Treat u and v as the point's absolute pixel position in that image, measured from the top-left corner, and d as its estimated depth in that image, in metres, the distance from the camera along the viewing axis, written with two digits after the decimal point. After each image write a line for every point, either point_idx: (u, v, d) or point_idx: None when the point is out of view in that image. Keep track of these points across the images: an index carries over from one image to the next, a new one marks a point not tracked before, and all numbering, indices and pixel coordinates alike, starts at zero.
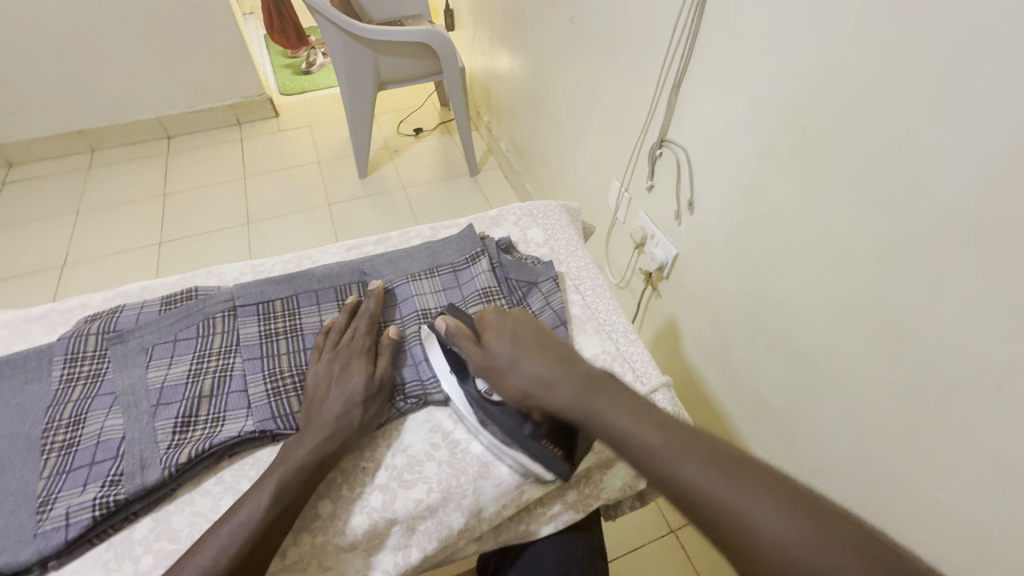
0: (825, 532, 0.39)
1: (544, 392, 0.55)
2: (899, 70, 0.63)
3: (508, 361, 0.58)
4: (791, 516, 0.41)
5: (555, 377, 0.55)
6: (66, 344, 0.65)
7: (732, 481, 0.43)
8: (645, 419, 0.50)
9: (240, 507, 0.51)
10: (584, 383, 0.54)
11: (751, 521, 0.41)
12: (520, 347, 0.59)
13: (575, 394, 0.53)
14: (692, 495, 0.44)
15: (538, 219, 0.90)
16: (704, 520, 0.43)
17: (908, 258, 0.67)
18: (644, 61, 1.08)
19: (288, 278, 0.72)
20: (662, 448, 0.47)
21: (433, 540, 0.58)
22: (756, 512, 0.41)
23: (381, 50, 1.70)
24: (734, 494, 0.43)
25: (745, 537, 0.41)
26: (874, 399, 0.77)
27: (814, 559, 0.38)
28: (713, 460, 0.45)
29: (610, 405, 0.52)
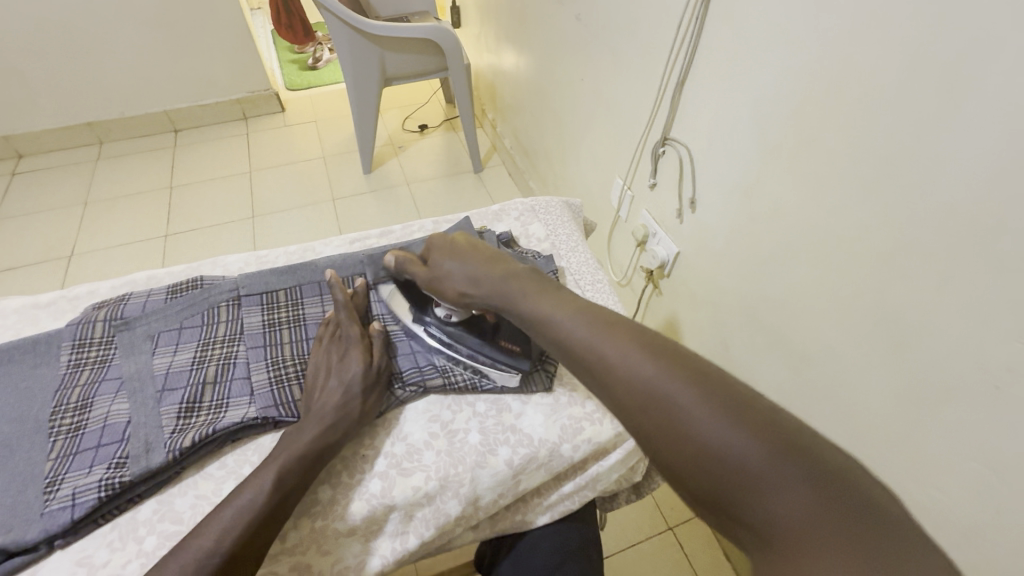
0: (714, 395, 0.39)
1: (474, 291, 0.61)
2: (903, 70, 0.63)
3: (446, 271, 0.64)
4: (689, 384, 0.40)
5: (486, 280, 0.60)
6: (74, 331, 0.66)
7: (636, 353, 0.44)
8: (569, 307, 0.52)
9: (242, 492, 0.52)
10: (517, 287, 0.57)
11: (646, 388, 0.41)
12: (457, 256, 0.64)
13: (498, 286, 0.58)
14: (598, 368, 0.45)
15: (539, 215, 0.91)
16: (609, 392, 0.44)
17: (908, 256, 0.68)
18: (649, 60, 1.09)
19: (292, 269, 0.74)
20: (578, 330, 0.48)
21: (430, 527, 0.58)
22: (652, 378, 0.41)
23: (387, 46, 1.71)
24: (642, 369, 0.42)
25: (637, 399, 0.42)
26: (873, 397, 0.78)
27: (706, 416, 0.38)
28: (625, 336, 0.46)
29: (530, 293, 0.55)
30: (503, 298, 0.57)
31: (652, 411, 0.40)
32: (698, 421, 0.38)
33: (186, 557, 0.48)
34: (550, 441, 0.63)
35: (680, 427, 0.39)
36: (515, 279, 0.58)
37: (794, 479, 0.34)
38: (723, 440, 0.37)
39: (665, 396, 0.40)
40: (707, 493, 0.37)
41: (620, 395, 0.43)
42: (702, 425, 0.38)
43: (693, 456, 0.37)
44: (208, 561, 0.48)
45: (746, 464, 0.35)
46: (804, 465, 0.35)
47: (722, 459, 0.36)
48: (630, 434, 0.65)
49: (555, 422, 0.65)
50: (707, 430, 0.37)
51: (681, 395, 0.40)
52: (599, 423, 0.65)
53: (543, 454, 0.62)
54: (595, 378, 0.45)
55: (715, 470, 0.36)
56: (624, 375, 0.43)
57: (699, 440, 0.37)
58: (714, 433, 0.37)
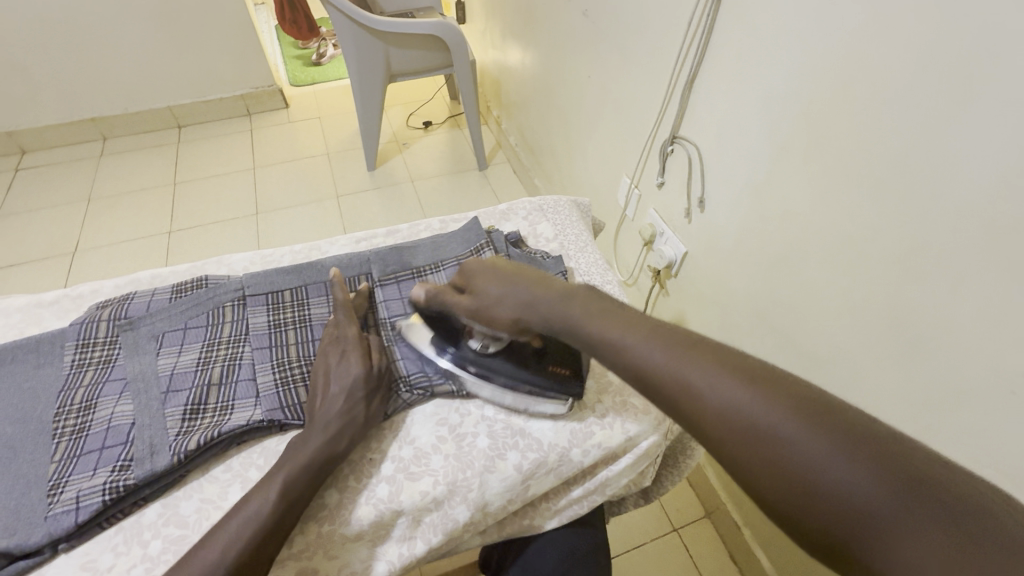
0: (821, 425, 0.36)
1: (531, 314, 0.54)
2: (920, 68, 0.62)
3: (493, 296, 0.57)
4: (789, 414, 0.37)
5: (541, 300, 0.54)
6: (78, 330, 0.66)
7: (725, 380, 0.40)
8: (638, 327, 0.47)
9: (250, 499, 0.52)
10: (579, 305, 0.52)
11: (741, 419, 0.38)
12: (503, 278, 0.58)
13: (558, 309, 0.52)
14: (680, 396, 0.42)
15: (548, 214, 0.90)
16: (699, 421, 0.40)
17: (924, 259, 0.66)
18: (658, 57, 1.07)
19: (298, 269, 0.73)
20: (652, 352, 0.44)
21: (438, 533, 0.58)
22: (746, 409, 0.38)
23: (391, 42, 1.70)
24: (736, 398, 0.39)
25: (731, 432, 0.39)
26: (885, 402, 0.76)
27: (817, 452, 0.35)
28: (708, 360, 0.42)
29: (595, 316, 0.50)
30: (566, 322, 0.51)
31: (750, 447, 0.38)
32: (809, 457, 0.35)
33: (193, 569, 0.48)
34: (560, 445, 0.62)
35: (786, 464, 0.36)
36: (573, 299, 0.52)
37: (920, 518, 0.32)
38: (836, 478, 0.34)
39: (765, 431, 0.37)
40: (818, 533, 0.35)
41: (709, 428, 0.40)
42: (813, 462, 0.35)
43: (807, 497, 0.35)
44: (215, 571, 0.48)
45: (866, 504, 0.33)
46: (929, 501, 0.32)
47: (838, 499, 0.34)
48: (640, 438, 0.64)
49: (565, 425, 0.64)
50: (817, 467, 0.35)
51: (783, 428, 0.37)
52: (609, 427, 0.64)
53: (552, 459, 0.61)
54: (678, 407, 0.42)
55: (828, 511, 0.34)
56: (715, 406, 0.40)
57: (808, 478, 0.35)
58: (826, 471, 0.35)
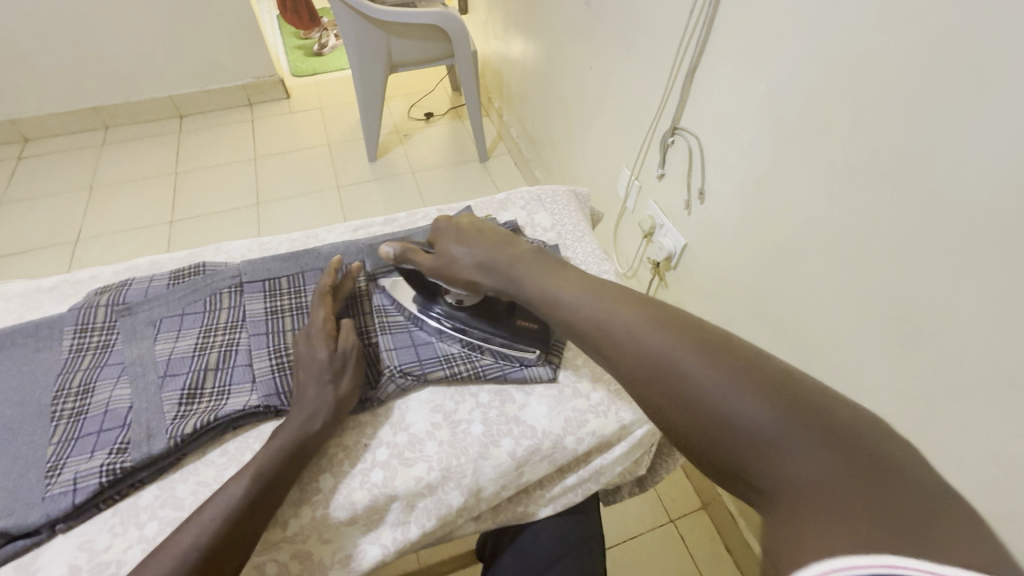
0: (719, 358, 0.39)
1: (484, 280, 0.61)
2: (925, 58, 0.61)
3: (452, 257, 0.63)
4: (693, 350, 0.40)
5: (494, 260, 0.60)
6: (77, 315, 0.66)
7: (647, 325, 0.44)
8: (573, 285, 0.52)
9: (222, 489, 0.52)
10: (525, 270, 0.57)
11: (654, 354, 0.42)
12: (463, 243, 0.63)
13: (507, 272, 0.58)
14: (609, 344, 0.45)
15: (545, 204, 0.90)
16: (618, 360, 0.44)
17: (924, 251, 0.66)
18: (661, 47, 1.06)
19: (296, 256, 0.73)
20: (583, 307, 0.49)
21: (432, 518, 0.58)
22: (664, 352, 0.41)
23: (394, 32, 1.69)
24: (650, 338, 0.43)
25: (645, 370, 0.42)
26: (880, 393, 0.77)
27: (713, 381, 0.38)
28: (632, 311, 0.46)
29: (538, 276, 0.56)
30: (512, 283, 0.58)
31: (663, 386, 0.40)
32: (706, 386, 0.38)
33: (167, 556, 0.48)
34: (554, 433, 0.62)
35: (692, 399, 0.38)
36: (522, 263, 0.58)
37: (807, 439, 0.33)
38: (734, 406, 0.36)
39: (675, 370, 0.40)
40: (723, 463, 0.36)
41: (632, 371, 0.43)
42: (710, 389, 0.37)
43: (702, 423, 0.37)
44: (188, 556, 0.48)
45: (755, 425, 0.35)
46: (816, 423, 0.34)
47: (735, 426, 0.36)
48: (635, 427, 0.64)
49: (560, 413, 0.64)
50: (717, 397, 0.37)
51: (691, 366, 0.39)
52: (603, 415, 0.64)
53: (546, 447, 0.61)
54: (608, 352, 0.46)
55: (728, 439, 0.36)
56: (632, 346, 0.43)
57: (709, 408, 0.37)
58: (724, 398, 0.37)
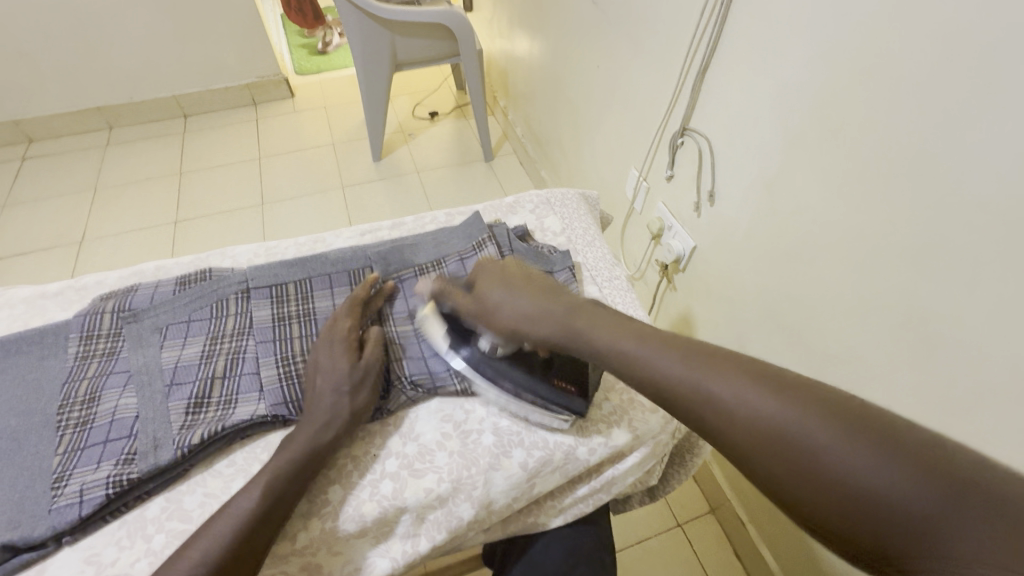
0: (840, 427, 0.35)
1: (532, 329, 0.56)
2: (942, 60, 0.59)
3: (494, 303, 0.59)
4: (806, 418, 0.37)
5: (540, 309, 0.56)
6: (82, 322, 0.65)
7: (743, 387, 0.40)
8: (641, 336, 0.49)
9: (233, 500, 0.51)
10: (584, 317, 0.54)
11: (761, 422, 0.38)
12: (507, 287, 0.60)
13: (559, 320, 0.54)
14: (699, 407, 0.42)
15: (555, 207, 0.88)
16: (717, 428, 0.41)
17: (941, 258, 0.64)
18: (670, 46, 1.04)
19: (302, 262, 0.72)
20: (662, 361, 0.46)
21: (442, 530, 0.57)
22: (765, 416, 0.38)
23: (397, 31, 1.67)
24: (752, 403, 0.39)
25: (751, 440, 0.39)
26: (896, 401, 0.75)
27: (839, 456, 0.34)
28: (717, 368, 0.43)
29: (595, 326, 0.52)
30: (567, 332, 0.54)
31: (777, 456, 0.37)
32: (832, 459, 0.35)
33: (175, 570, 0.47)
34: (566, 443, 0.61)
35: (814, 471, 0.35)
36: (577, 314, 0.54)
37: (953, 504, 0.30)
38: (862, 475, 0.33)
39: (786, 438, 0.37)
40: (860, 540, 0.33)
41: (736, 440, 0.40)
42: (836, 463, 0.34)
43: (838, 503, 0.34)
44: (196, 571, 0.47)
45: (897, 502, 0.32)
46: (957, 483, 0.31)
47: (871, 499, 0.33)
48: (648, 437, 0.63)
49: (572, 423, 0.63)
50: (842, 466, 0.34)
51: (803, 434, 0.36)
52: (615, 425, 0.63)
53: (558, 457, 0.60)
54: (701, 417, 0.42)
55: (864, 514, 0.33)
56: (733, 413, 0.40)
57: (836, 479, 0.34)
58: (852, 468, 0.34)
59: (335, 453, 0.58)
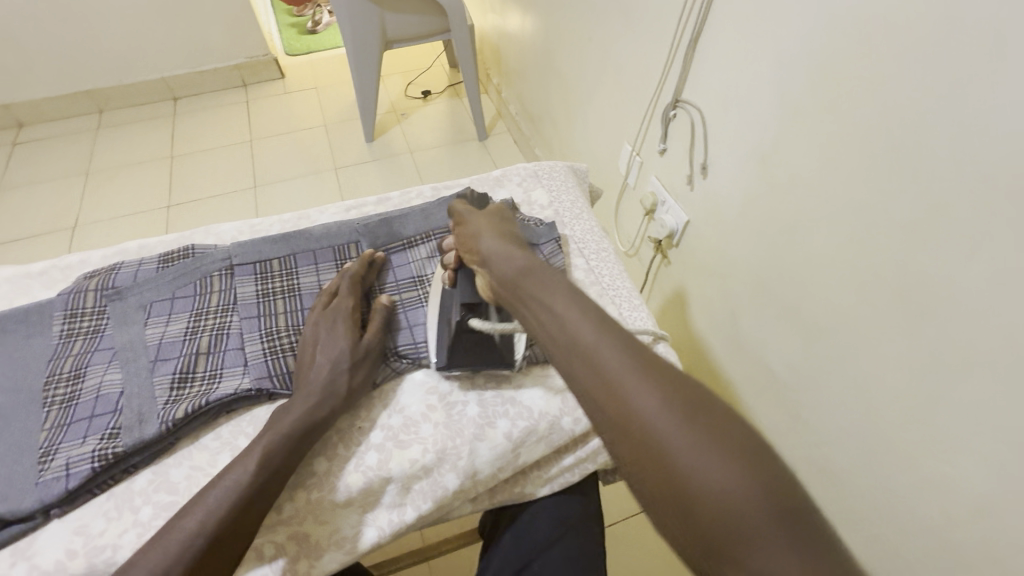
0: (720, 439, 0.40)
1: (496, 262, 0.60)
2: (942, 19, 0.58)
3: (475, 232, 0.64)
4: (692, 423, 0.41)
5: (509, 251, 0.60)
6: (66, 300, 0.65)
7: (647, 381, 0.43)
8: (586, 312, 0.49)
9: (228, 472, 0.51)
10: (547, 274, 0.56)
11: (651, 408, 0.42)
12: (492, 225, 0.65)
13: (525, 266, 0.57)
14: (602, 379, 0.45)
15: (543, 180, 0.87)
16: (612, 397, 0.44)
17: (934, 223, 0.64)
18: (662, 15, 1.02)
19: (286, 237, 0.71)
20: (584, 330, 0.48)
21: (428, 500, 0.58)
22: (660, 408, 0.42)
23: (387, 7, 1.64)
24: (649, 393, 0.43)
25: (635, 420, 0.42)
26: (883, 371, 0.74)
27: (704, 458, 0.39)
28: (641, 361, 0.45)
29: (550, 283, 0.54)
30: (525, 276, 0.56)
31: (664, 447, 0.40)
32: (702, 462, 0.39)
33: (169, 544, 0.47)
34: (551, 414, 0.62)
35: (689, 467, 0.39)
36: (547, 268, 0.57)
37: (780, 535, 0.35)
38: (723, 484, 0.37)
39: (678, 434, 0.40)
40: (688, 524, 0.38)
41: (634, 414, 0.42)
42: (698, 462, 0.39)
43: (688, 492, 0.38)
44: (192, 543, 0.47)
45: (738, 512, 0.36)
46: (802, 527, 0.35)
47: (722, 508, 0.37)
48: None
49: (557, 393, 0.64)
50: (702, 468, 0.38)
51: (694, 438, 0.40)
52: None
53: (542, 428, 0.61)
54: (601, 389, 0.45)
55: (706, 509, 0.37)
56: (632, 397, 0.43)
57: (701, 481, 0.38)
58: (735, 495, 0.37)
59: (331, 424, 0.59)
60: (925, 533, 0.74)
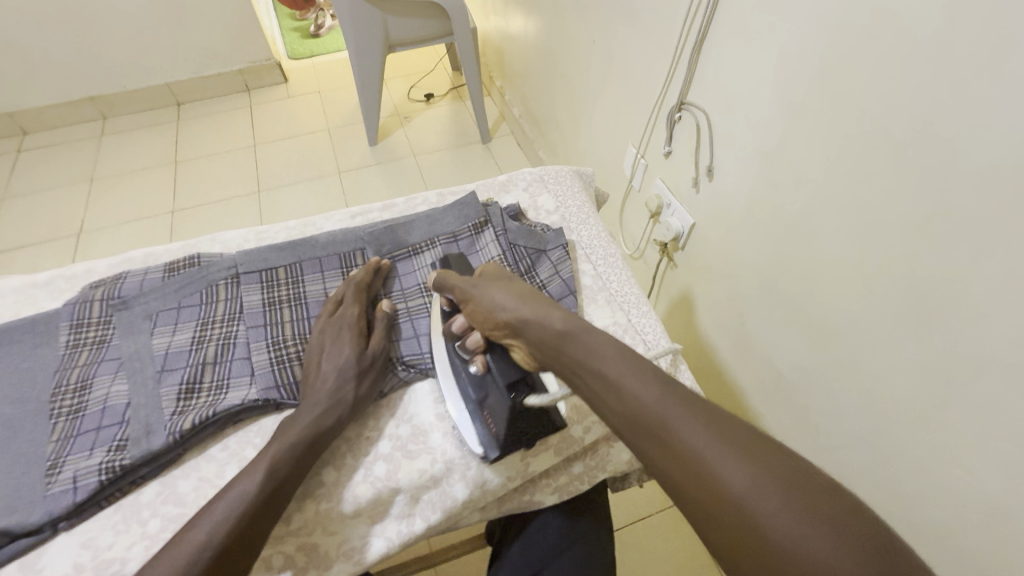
0: (813, 509, 0.39)
1: (531, 326, 0.57)
2: (949, 21, 0.57)
3: (496, 298, 0.60)
4: (784, 493, 0.40)
5: (546, 311, 0.58)
6: (72, 310, 0.65)
7: (726, 450, 0.42)
8: (646, 379, 0.48)
9: (235, 483, 0.51)
10: (591, 333, 0.54)
11: (736, 482, 0.41)
12: (512, 287, 0.62)
13: (566, 327, 0.56)
14: (679, 453, 0.44)
15: (549, 185, 0.87)
16: (692, 474, 0.42)
17: (944, 226, 0.63)
18: (666, 17, 1.01)
19: (292, 245, 0.71)
20: (650, 398, 0.47)
21: (436, 510, 0.57)
22: (746, 482, 0.41)
23: (389, 11, 1.63)
24: (730, 466, 0.42)
25: (723, 498, 0.41)
26: (894, 375, 0.74)
27: (802, 533, 0.38)
28: (715, 429, 0.44)
29: (600, 346, 0.53)
30: (570, 339, 0.54)
31: (759, 524, 0.39)
32: (802, 537, 0.37)
33: (175, 556, 0.47)
34: (560, 422, 0.62)
35: (800, 550, 0.37)
36: (591, 327, 0.55)
37: None
38: (830, 562, 0.36)
39: (781, 513, 0.39)
40: None
41: (731, 500, 0.40)
42: (797, 536, 0.38)
43: (794, 573, 0.37)
44: (199, 556, 0.47)
45: None
46: None
47: None
48: None
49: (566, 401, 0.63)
50: (804, 544, 0.37)
51: (798, 515, 0.38)
52: None
53: (552, 436, 0.61)
54: (678, 462, 0.43)
55: None
56: (717, 473, 0.42)
57: (820, 564, 0.36)
58: (844, 571, 0.36)
59: (338, 433, 0.58)
60: (938, 539, 0.73)
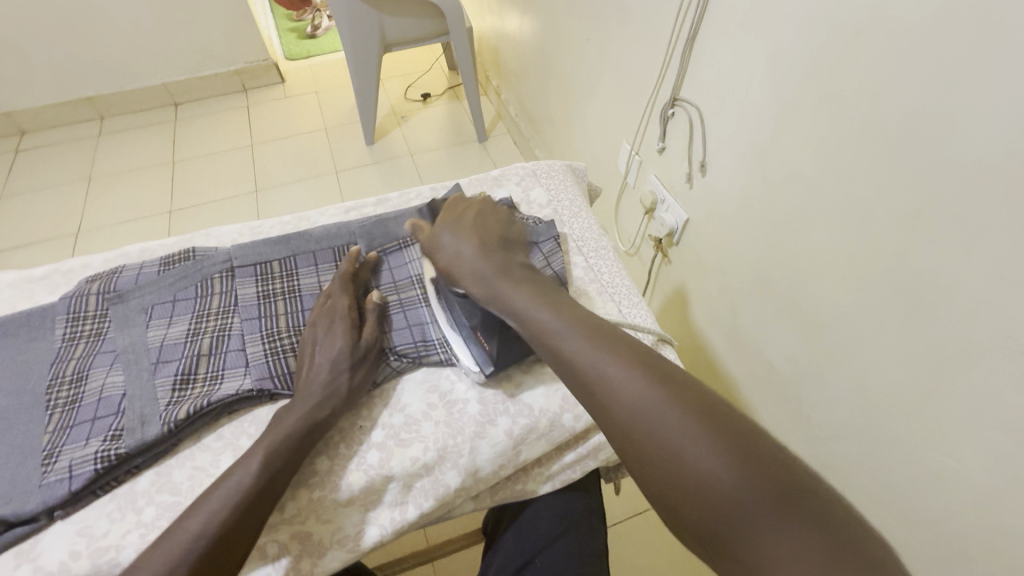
0: (706, 425, 0.41)
1: (466, 277, 0.62)
2: (936, 15, 0.58)
3: (444, 248, 0.65)
4: (679, 412, 0.42)
5: (482, 263, 0.62)
6: (68, 304, 0.65)
7: (630, 376, 0.46)
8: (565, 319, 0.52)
9: (230, 473, 0.51)
10: (522, 285, 0.58)
11: (636, 402, 0.44)
12: (458, 235, 0.65)
13: (499, 278, 0.60)
14: (589, 382, 0.47)
15: (541, 179, 0.87)
16: (599, 400, 0.46)
17: (932, 218, 0.64)
18: (660, 14, 1.02)
19: (287, 239, 0.72)
20: (567, 338, 0.51)
21: (429, 498, 0.58)
22: (645, 403, 0.44)
23: (386, 10, 1.64)
24: (632, 390, 0.45)
25: (623, 418, 0.44)
26: (885, 366, 0.74)
27: (689, 447, 0.40)
28: (625, 359, 0.47)
29: (525, 294, 0.57)
30: (500, 291, 0.59)
31: (651, 439, 0.42)
32: (690, 449, 0.40)
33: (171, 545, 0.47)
34: (552, 411, 0.62)
35: (686, 461, 0.40)
36: (520, 279, 0.59)
37: (773, 514, 0.36)
38: (711, 471, 0.39)
39: (675, 428, 0.42)
40: (687, 514, 0.39)
41: (630, 421, 0.44)
42: (684, 449, 0.40)
43: (678, 483, 0.40)
44: (194, 546, 0.47)
45: (727, 495, 0.38)
46: (802, 509, 0.36)
47: (712, 492, 0.38)
48: None
49: (558, 390, 0.64)
50: (691, 456, 0.40)
51: (689, 431, 0.41)
52: None
53: (543, 425, 0.61)
54: (589, 392, 0.47)
55: (697, 497, 0.39)
56: (620, 397, 0.45)
57: (702, 473, 0.39)
58: (725, 479, 0.38)
59: (333, 424, 0.59)
60: (928, 529, 0.74)
